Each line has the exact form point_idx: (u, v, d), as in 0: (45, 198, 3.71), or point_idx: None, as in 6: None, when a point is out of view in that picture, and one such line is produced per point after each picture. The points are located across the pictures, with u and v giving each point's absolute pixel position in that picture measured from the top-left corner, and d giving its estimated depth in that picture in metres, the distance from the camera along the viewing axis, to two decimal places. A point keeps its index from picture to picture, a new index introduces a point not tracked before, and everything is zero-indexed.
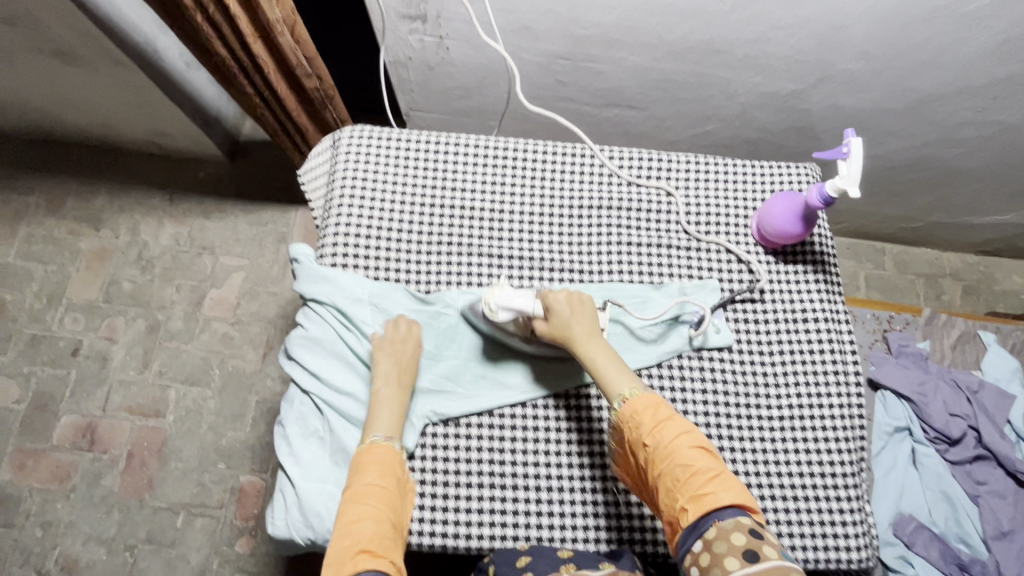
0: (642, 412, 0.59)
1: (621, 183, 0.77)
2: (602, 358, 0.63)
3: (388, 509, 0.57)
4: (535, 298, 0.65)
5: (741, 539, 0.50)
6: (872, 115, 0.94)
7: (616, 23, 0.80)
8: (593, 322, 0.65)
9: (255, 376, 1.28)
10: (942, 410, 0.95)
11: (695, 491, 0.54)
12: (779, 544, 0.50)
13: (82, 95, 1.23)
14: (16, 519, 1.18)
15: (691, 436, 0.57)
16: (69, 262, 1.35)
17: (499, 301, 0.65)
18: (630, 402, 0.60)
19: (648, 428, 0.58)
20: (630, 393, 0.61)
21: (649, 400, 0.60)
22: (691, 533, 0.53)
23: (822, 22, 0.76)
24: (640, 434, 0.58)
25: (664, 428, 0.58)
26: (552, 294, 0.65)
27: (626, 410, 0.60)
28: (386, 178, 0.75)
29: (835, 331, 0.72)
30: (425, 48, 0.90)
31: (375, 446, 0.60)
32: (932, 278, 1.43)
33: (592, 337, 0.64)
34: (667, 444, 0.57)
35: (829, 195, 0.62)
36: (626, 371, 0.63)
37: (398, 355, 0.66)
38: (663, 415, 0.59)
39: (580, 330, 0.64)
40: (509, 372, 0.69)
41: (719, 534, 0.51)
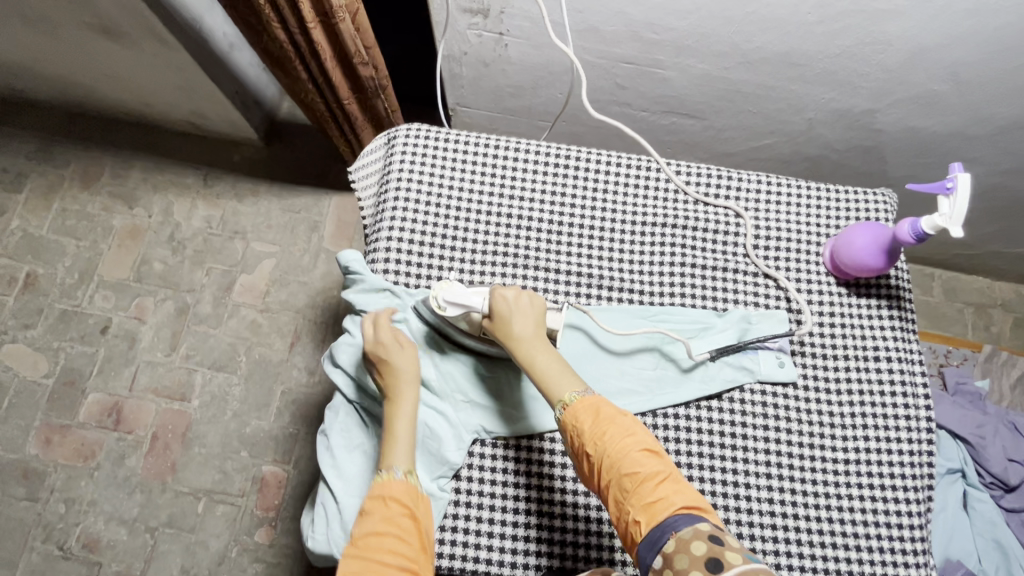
0: (582, 417, 0.55)
1: (688, 201, 0.73)
2: (545, 361, 0.59)
3: (388, 551, 0.52)
4: (485, 295, 0.62)
5: (702, 548, 0.46)
6: (950, 139, 0.89)
7: (690, 28, 0.76)
8: (537, 322, 0.61)
9: (281, 365, 1.26)
10: (1001, 455, 0.91)
11: (645, 500, 0.51)
12: (742, 547, 0.47)
13: (124, 72, 1.21)
14: (40, 493, 1.18)
15: (636, 439, 0.54)
16: (102, 239, 1.34)
17: (446, 296, 0.61)
18: (571, 409, 0.56)
19: (588, 436, 0.54)
20: (571, 398, 0.57)
21: (590, 403, 0.56)
22: (648, 547, 0.49)
23: (914, 40, 0.72)
24: (583, 440, 0.55)
25: (607, 433, 0.54)
26: (502, 294, 0.61)
27: (568, 417, 0.56)
28: (440, 182, 0.72)
29: (909, 374, 0.68)
30: (483, 44, 0.86)
31: (378, 482, 0.56)
32: (982, 308, 1.37)
33: (535, 339, 0.60)
34: (612, 452, 0.53)
35: (925, 231, 0.58)
36: (570, 375, 0.59)
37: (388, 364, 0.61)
38: (606, 418, 0.55)
39: (523, 334, 0.60)
40: (451, 366, 0.65)
41: (678, 546, 0.47)
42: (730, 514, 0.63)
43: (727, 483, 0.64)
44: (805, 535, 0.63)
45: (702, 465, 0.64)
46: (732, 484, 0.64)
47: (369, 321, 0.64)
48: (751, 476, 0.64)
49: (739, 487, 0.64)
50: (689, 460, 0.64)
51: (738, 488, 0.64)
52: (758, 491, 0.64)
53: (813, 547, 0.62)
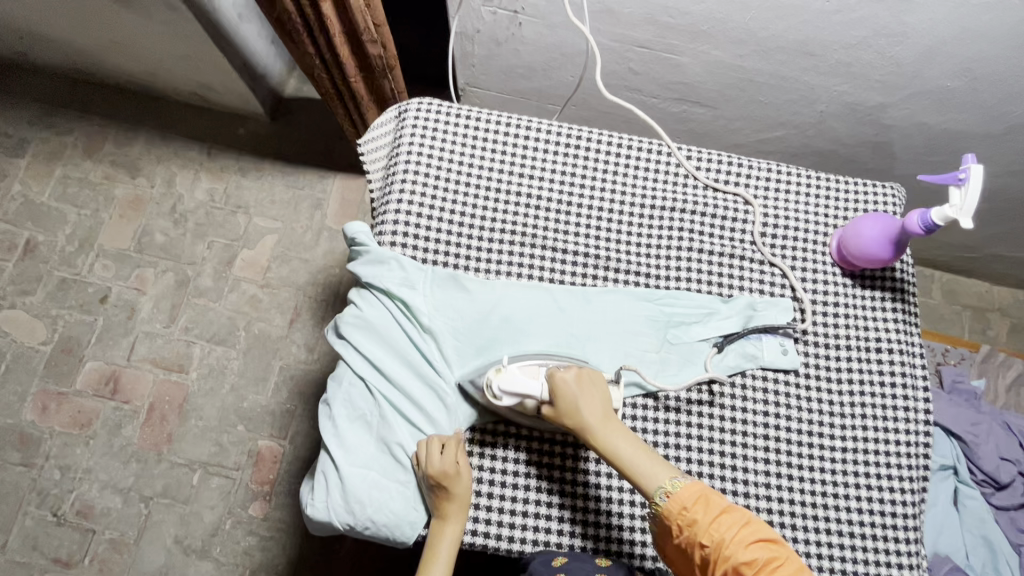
0: (692, 506, 0.54)
1: (698, 186, 0.73)
2: (626, 447, 0.58)
3: None
4: (542, 379, 0.59)
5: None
6: (961, 137, 0.88)
7: (707, 13, 0.76)
8: (605, 404, 0.60)
9: (280, 341, 1.26)
10: (994, 453, 0.92)
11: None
12: None
13: (131, 39, 1.20)
14: (35, 459, 1.18)
15: (751, 527, 0.53)
16: (103, 208, 1.33)
17: (500, 384, 0.58)
18: (675, 498, 0.54)
19: (703, 526, 0.53)
20: (671, 485, 0.55)
21: (696, 490, 0.55)
22: None
23: (931, 33, 0.71)
24: (696, 530, 0.53)
25: (722, 523, 0.53)
26: (562, 378, 0.58)
27: (673, 506, 0.54)
28: (451, 158, 0.72)
29: (909, 366, 0.68)
30: (497, 21, 0.85)
31: None
32: (980, 311, 1.37)
33: (610, 423, 0.59)
34: (729, 542, 0.52)
35: (935, 222, 0.58)
36: (657, 459, 0.58)
37: (444, 481, 0.59)
38: (718, 507, 0.54)
39: (596, 421, 0.58)
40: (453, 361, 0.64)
41: None
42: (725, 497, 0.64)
43: (725, 468, 0.64)
44: (798, 519, 0.63)
45: (701, 450, 0.65)
46: (730, 468, 0.64)
47: (434, 441, 0.60)
48: (748, 460, 0.65)
49: (737, 471, 0.64)
50: (687, 443, 0.65)
51: (735, 472, 0.64)
52: (755, 476, 0.64)
53: (806, 532, 0.63)
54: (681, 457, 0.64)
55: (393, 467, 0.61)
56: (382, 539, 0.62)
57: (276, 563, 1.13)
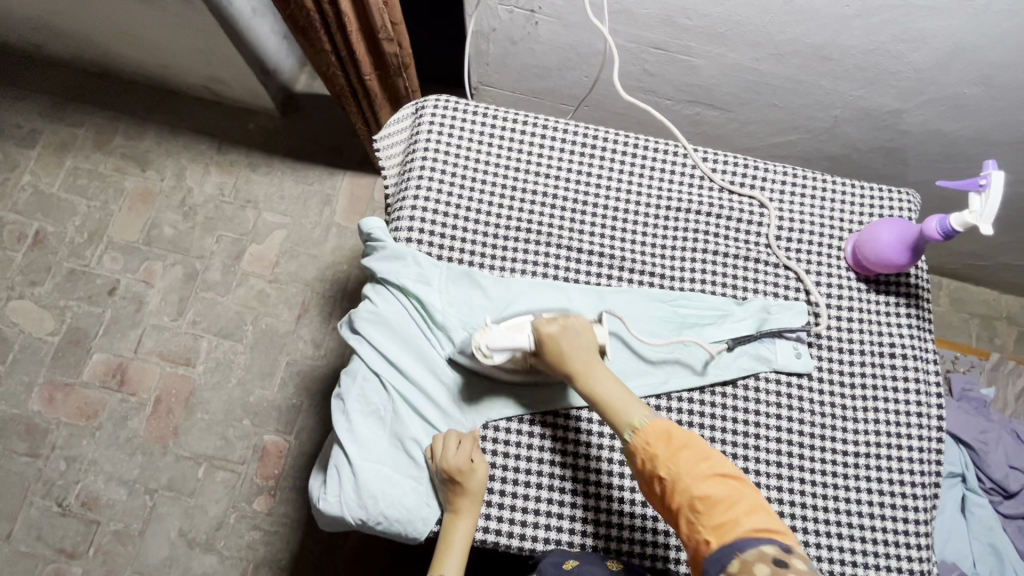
0: (654, 442, 0.56)
1: (714, 188, 0.73)
2: (607, 387, 0.59)
3: None
4: (527, 332, 0.61)
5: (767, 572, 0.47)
6: (976, 144, 0.88)
7: (725, 15, 0.76)
8: (590, 347, 0.60)
9: (287, 336, 1.26)
10: (1003, 461, 0.92)
11: (716, 521, 0.51)
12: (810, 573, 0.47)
13: (144, 31, 1.20)
14: (41, 449, 1.18)
15: (710, 464, 0.54)
16: (113, 200, 1.33)
17: (488, 343, 0.60)
18: (641, 434, 0.56)
19: (663, 460, 0.55)
20: (640, 421, 0.57)
21: (661, 427, 0.56)
22: (714, 565, 0.50)
23: (951, 39, 0.71)
24: (656, 464, 0.55)
25: (681, 458, 0.54)
26: (546, 327, 0.60)
27: (639, 441, 0.56)
28: (467, 155, 0.72)
29: (923, 372, 0.68)
30: (513, 20, 0.85)
31: None
32: (988, 320, 1.37)
33: (594, 367, 0.60)
34: (685, 476, 0.54)
35: (954, 227, 0.58)
36: (634, 399, 0.59)
37: (460, 475, 0.59)
38: (679, 442, 0.55)
39: (579, 363, 0.60)
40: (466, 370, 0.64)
41: (743, 568, 0.48)
42: None
43: (738, 470, 0.64)
44: (810, 523, 0.63)
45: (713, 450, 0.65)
46: (742, 470, 0.64)
47: (451, 436, 0.61)
48: (761, 463, 0.65)
49: (750, 474, 0.64)
50: None
51: (747, 474, 0.64)
52: (767, 478, 0.64)
53: (818, 537, 0.63)
54: None
55: (406, 463, 0.62)
56: (394, 534, 0.62)
57: (280, 558, 1.13)
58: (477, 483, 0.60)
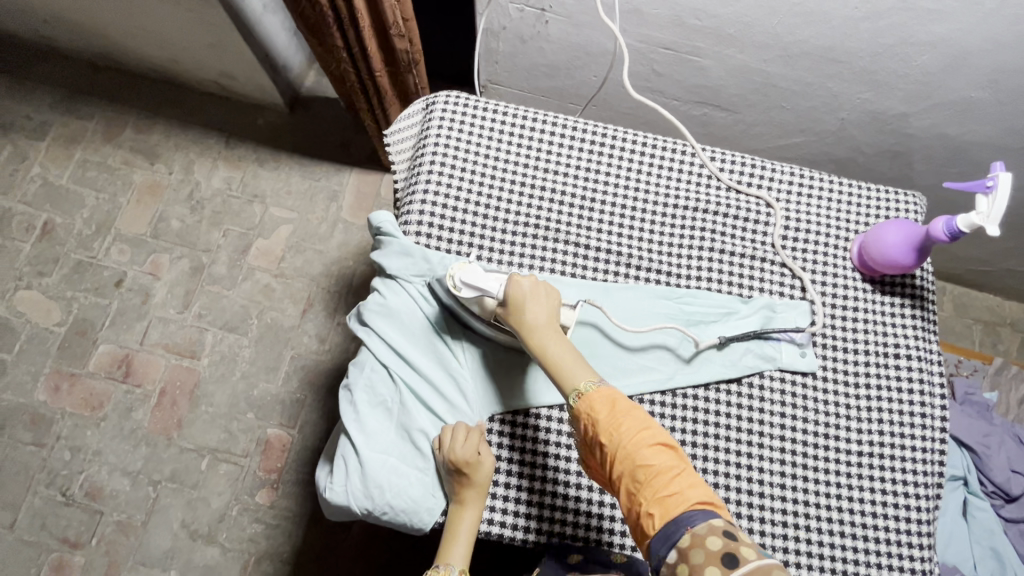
0: (598, 407, 0.55)
1: (721, 187, 0.73)
2: (559, 350, 0.58)
3: None
4: (502, 282, 0.61)
5: (717, 543, 0.47)
6: (984, 149, 0.88)
7: (735, 17, 0.76)
8: (551, 311, 0.60)
9: (292, 331, 1.27)
10: (1005, 465, 0.92)
11: (660, 493, 0.51)
12: (755, 545, 0.48)
13: (156, 26, 1.21)
14: (46, 439, 1.19)
15: (651, 433, 0.54)
16: (122, 192, 1.34)
17: (463, 277, 0.61)
18: (586, 398, 0.56)
19: (604, 427, 0.54)
20: (586, 387, 0.56)
21: (605, 394, 0.56)
22: (661, 540, 0.50)
23: (959, 43, 0.72)
24: (598, 431, 0.54)
25: (623, 427, 0.54)
26: (518, 281, 0.60)
27: (583, 406, 0.56)
28: (476, 150, 0.73)
29: (927, 373, 0.68)
30: (524, 19, 0.86)
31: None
32: (991, 326, 1.37)
33: (551, 329, 0.59)
34: (627, 446, 0.53)
35: (959, 228, 0.59)
36: (584, 364, 0.58)
37: (467, 466, 0.59)
38: (622, 410, 0.55)
39: (538, 323, 0.59)
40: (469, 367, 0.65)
41: (694, 541, 0.48)
42: (741, 495, 0.64)
43: (742, 467, 0.65)
44: (813, 520, 0.64)
45: (717, 446, 0.65)
46: (745, 468, 0.65)
47: (459, 427, 0.61)
48: (764, 461, 0.65)
49: (753, 470, 0.65)
50: (704, 441, 0.65)
51: (750, 471, 0.65)
52: (770, 475, 0.65)
53: (821, 533, 0.63)
54: (697, 454, 0.65)
55: (412, 454, 0.62)
56: (399, 525, 0.62)
57: (281, 551, 1.14)
58: (482, 474, 0.60)
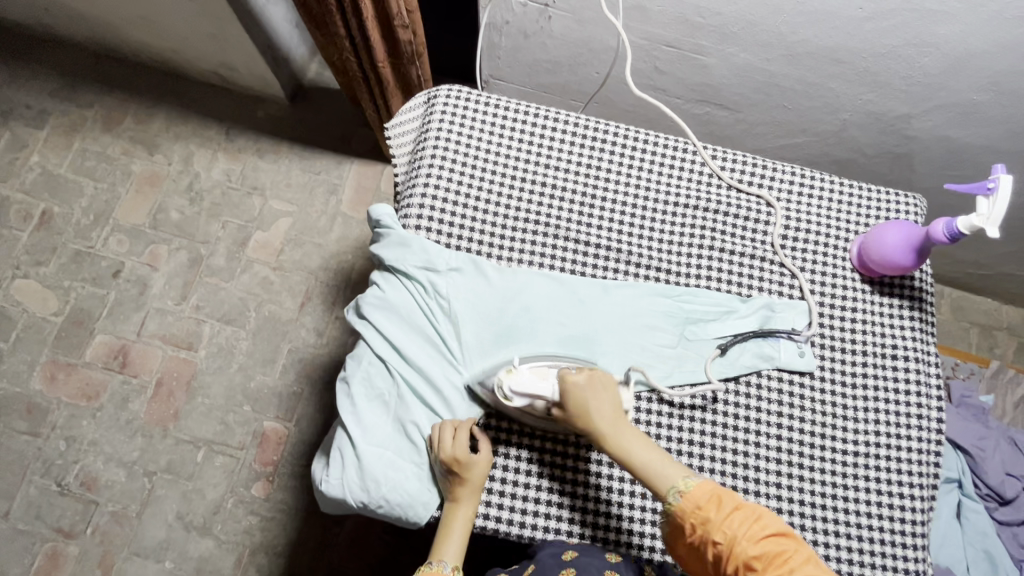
0: (705, 504, 0.54)
1: (722, 185, 0.73)
2: (640, 449, 0.58)
3: None
4: (555, 383, 0.59)
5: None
6: (985, 151, 0.88)
7: (738, 15, 0.76)
8: (615, 406, 0.59)
9: (289, 324, 1.27)
10: (1000, 468, 0.93)
11: None
12: None
13: (157, 14, 1.20)
14: (42, 428, 1.19)
15: (763, 523, 0.52)
16: (120, 183, 1.34)
17: (512, 385, 0.59)
18: (689, 497, 0.54)
19: (716, 522, 0.53)
20: (686, 484, 0.55)
21: (709, 489, 0.54)
22: None
23: (962, 45, 0.71)
24: (708, 528, 0.53)
25: (734, 520, 0.52)
26: (574, 380, 0.58)
27: (687, 504, 0.54)
28: (478, 145, 0.72)
29: (924, 375, 0.69)
30: (527, 14, 0.86)
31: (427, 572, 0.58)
32: (987, 329, 1.37)
33: (622, 426, 0.58)
34: (740, 539, 0.51)
35: (960, 230, 0.59)
36: (668, 460, 0.58)
37: (455, 464, 0.59)
38: (731, 504, 0.53)
39: (606, 423, 0.58)
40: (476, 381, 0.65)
41: None
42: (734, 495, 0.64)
43: (738, 465, 0.65)
44: (809, 519, 0.64)
45: (714, 444, 0.65)
46: (743, 465, 0.65)
47: (446, 426, 0.61)
48: (760, 460, 0.65)
49: (749, 470, 0.65)
50: (701, 440, 0.65)
51: (746, 470, 0.65)
52: (767, 475, 0.65)
53: (817, 532, 0.63)
54: (694, 452, 0.65)
55: (409, 450, 0.62)
56: (395, 519, 0.62)
57: (277, 544, 1.14)
58: (473, 471, 0.60)
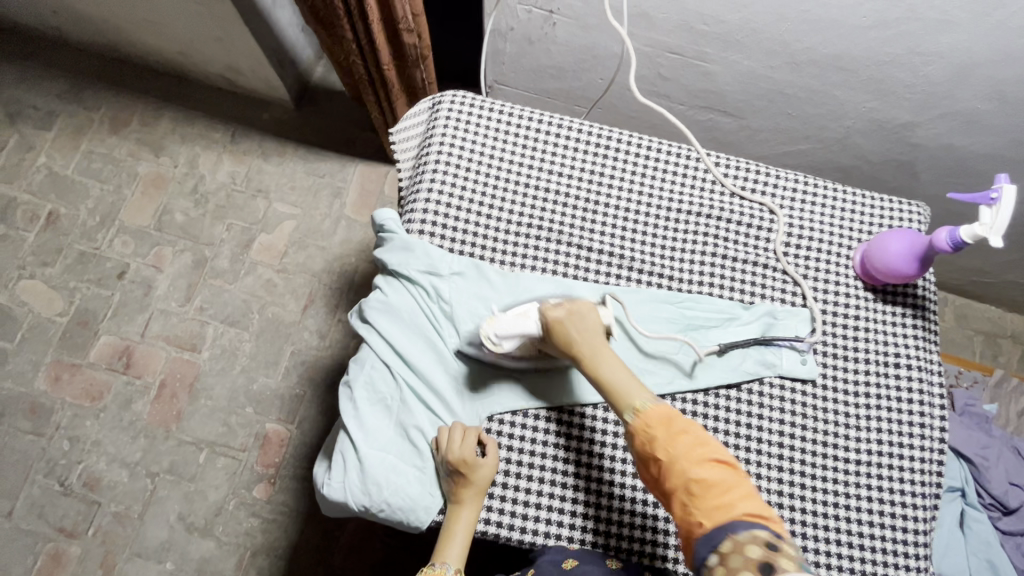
0: (654, 424, 0.55)
1: (725, 192, 0.73)
2: (612, 371, 0.59)
3: None
4: (537, 320, 0.62)
5: (757, 552, 0.48)
6: (989, 160, 0.88)
7: (742, 23, 0.76)
8: (596, 331, 0.61)
9: (292, 326, 1.27)
10: (1003, 478, 0.92)
11: (712, 505, 0.51)
12: (798, 558, 0.48)
13: (165, 18, 1.21)
14: (45, 429, 1.19)
15: (707, 448, 0.54)
16: (126, 185, 1.35)
17: (496, 331, 0.62)
18: (643, 416, 0.56)
19: (661, 441, 0.54)
20: (644, 405, 0.57)
21: (663, 412, 0.56)
22: (705, 545, 0.50)
23: (966, 54, 0.71)
24: (654, 446, 0.55)
25: (679, 442, 0.54)
26: (552, 311, 0.61)
27: (639, 422, 0.56)
28: (482, 150, 0.73)
29: (927, 384, 0.68)
30: (531, 20, 0.86)
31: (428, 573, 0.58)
32: (991, 337, 1.37)
33: (600, 352, 0.60)
34: (682, 461, 0.53)
35: (963, 239, 0.59)
36: (638, 383, 0.59)
37: (463, 466, 0.59)
38: (679, 427, 0.55)
39: (584, 347, 0.60)
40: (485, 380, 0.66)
41: (735, 547, 0.48)
42: None
43: None
44: (810, 528, 0.64)
45: None
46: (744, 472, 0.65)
47: (456, 427, 0.62)
48: (762, 468, 0.65)
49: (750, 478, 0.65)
50: None
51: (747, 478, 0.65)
52: (768, 483, 0.65)
53: (818, 542, 0.63)
54: None
55: (411, 454, 0.62)
56: (396, 523, 0.62)
57: (278, 546, 1.14)
58: (480, 473, 0.60)
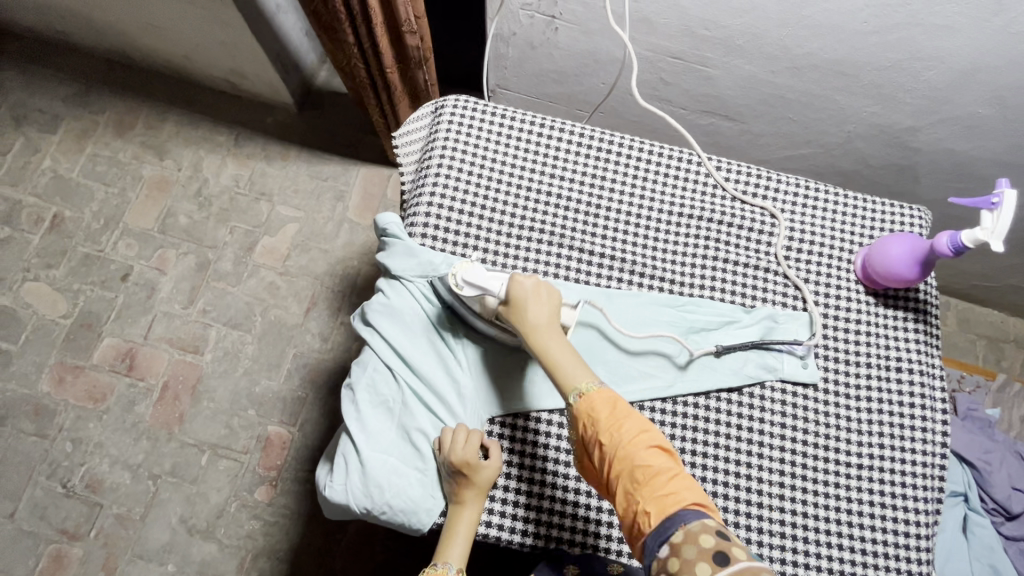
0: (599, 408, 0.55)
1: (725, 197, 0.74)
2: (561, 350, 0.58)
3: None
4: (504, 281, 0.60)
5: (710, 541, 0.49)
6: (990, 164, 0.88)
7: (743, 28, 0.77)
8: (553, 311, 0.59)
9: (295, 329, 1.27)
10: (1006, 483, 0.92)
11: (657, 493, 0.52)
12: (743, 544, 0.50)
13: (171, 23, 1.22)
14: (49, 430, 1.20)
15: (649, 435, 0.55)
16: (130, 187, 1.35)
17: (465, 275, 0.61)
18: (587, 398, 0.56)
19: (604, 425, 0.55)
20: (588, 388, 0.57)
21: (607, 396, 0.56)
22: (656, 537, 0.50)
23: (967, 60, 0.72)
24: (598, 431, 0.55)
25: (624, 428, 0.54)
26: (520, 282, 0.59)
27: (583, 405, 0.56)
28: (483, 154, 0.73)
29: (929, 388, 0.68)
30: (533, 25, 0.87)
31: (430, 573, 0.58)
32: (995, 341, 1.36)
33: (551, 330, 0.59)
34: (628, 447, 0.53)
35: (964, 243, 0.59)
36: (582, 364, 0.58)
37: (466, 467, 0.59)
38: (623, 412, 0.55)
39: (540, 323, 0.58)
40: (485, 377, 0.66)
41: (687, 537, 0.49)
42: (737, 506, 0.64)
43: (741, 476, 0.65)
44: (812, 532, 0.64)
45: (719, 455, 0.65)
46: (745, 477, 0.65)
47: (460, 429, 0.62)
48: (764, 470, 0.65)
49: (751, 480, 0.65)
50: (703, 451, 0.65)
51: (749, 481, 0.65)
52: (770, 486, 0.65)
53: (820, 546, 0.63)
54: (696, 462, 0.65)
55: (413, 456, 0.62)
56: (398, 526, 0.62)
57: (279, 549, 1.14)
58: (482, 473, 0.60)
